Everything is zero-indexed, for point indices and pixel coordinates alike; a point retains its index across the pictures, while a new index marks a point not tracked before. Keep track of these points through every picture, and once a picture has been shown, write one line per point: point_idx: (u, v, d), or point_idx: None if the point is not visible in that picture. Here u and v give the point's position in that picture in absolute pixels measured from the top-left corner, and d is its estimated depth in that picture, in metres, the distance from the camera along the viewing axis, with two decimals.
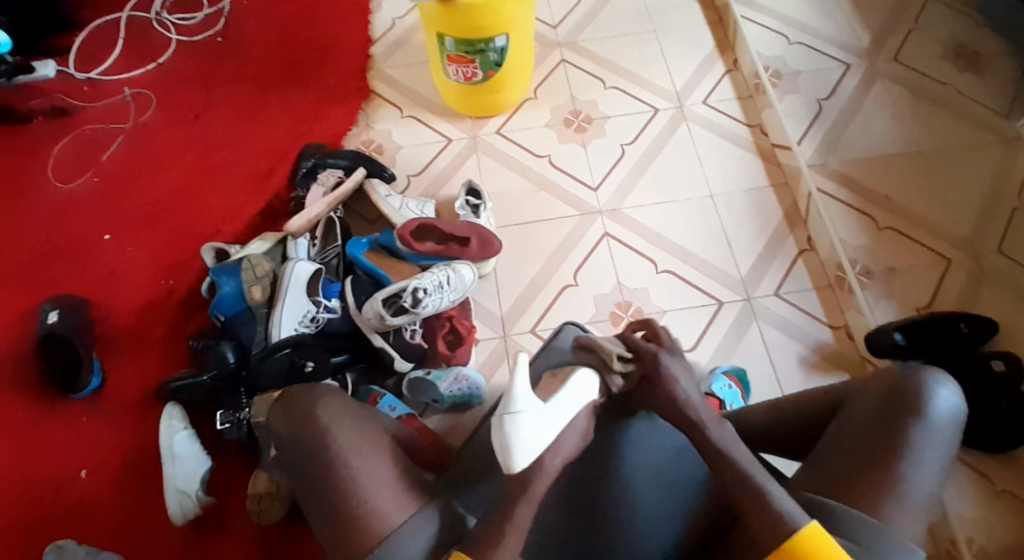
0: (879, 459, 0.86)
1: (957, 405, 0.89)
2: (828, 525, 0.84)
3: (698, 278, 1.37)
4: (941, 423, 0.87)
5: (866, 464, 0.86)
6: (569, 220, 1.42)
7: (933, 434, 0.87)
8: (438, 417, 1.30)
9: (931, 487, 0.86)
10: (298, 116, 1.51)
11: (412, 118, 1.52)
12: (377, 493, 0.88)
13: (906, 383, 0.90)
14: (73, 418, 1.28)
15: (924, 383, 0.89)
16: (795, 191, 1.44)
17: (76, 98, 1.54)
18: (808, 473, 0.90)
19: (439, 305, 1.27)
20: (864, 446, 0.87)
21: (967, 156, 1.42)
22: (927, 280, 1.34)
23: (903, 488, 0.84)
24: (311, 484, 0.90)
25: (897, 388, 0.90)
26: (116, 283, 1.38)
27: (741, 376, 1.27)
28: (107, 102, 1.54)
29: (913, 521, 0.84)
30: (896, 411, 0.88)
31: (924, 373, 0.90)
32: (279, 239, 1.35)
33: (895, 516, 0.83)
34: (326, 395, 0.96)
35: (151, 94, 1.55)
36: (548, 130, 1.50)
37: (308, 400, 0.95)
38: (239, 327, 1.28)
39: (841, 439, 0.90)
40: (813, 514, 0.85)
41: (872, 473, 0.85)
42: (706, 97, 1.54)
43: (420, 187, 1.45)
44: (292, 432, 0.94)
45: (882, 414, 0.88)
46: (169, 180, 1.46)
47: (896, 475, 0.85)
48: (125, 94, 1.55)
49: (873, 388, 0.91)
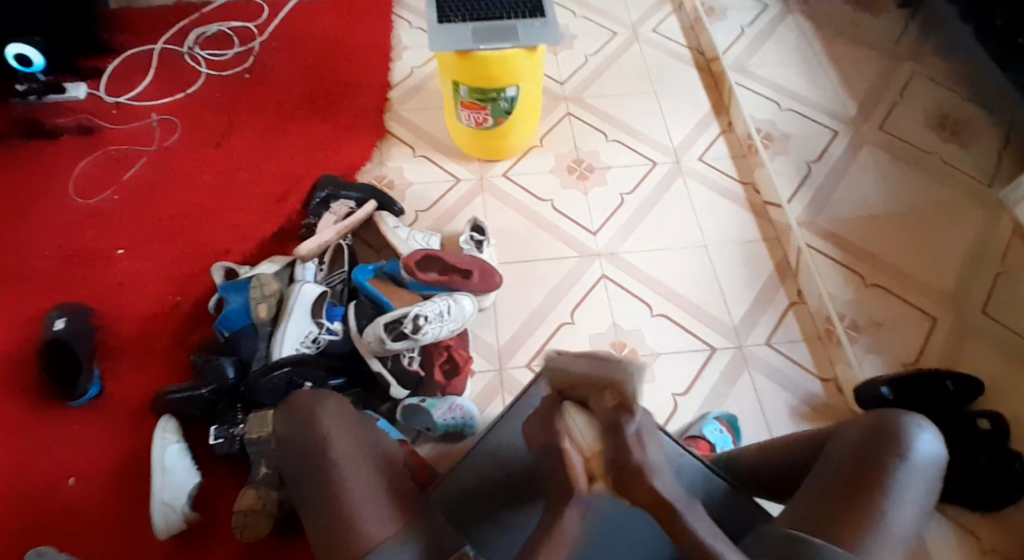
0: (863, 491, 0.91)
1: (936, 445, 0.95)
2: (806, 555, 0.87)
3: (691, 323, 1.41)
4: (923, 461, 0.93)
5: (849, 498, 0.91)
6: (569, 260, 1.47)
7: (913, 472, 0.92)
8: (430, 446, 1.33)
9: (914, 523, 0.90)
10: (314, 149, 1.58)
11: (423, 157, 1.59)
12: (365, 494, 0.92)
13: (888, 422, 0.96)
14: (68, 422, 1.31)
15: (906, 422, 0.96)
16: (786, 245, 1.49)
17: (104, 119, 1.62)
18: (793, 507, 0.94)
19: (438, 333, 1.31)
20: (846, 478, 0.93)
21: (950, 221, 1.49)
22: (914, 334, 1.39)
23: (887, 521, 0.89)
24: (307, 484, 0.94)
25: (881, 426, 0.96)
26: (124, 295, 1.42)
27: (731, 420, 1.30)
28: (133, 125, 1.61)
29: (894, 553, 0.88)
30: (881, 448, 0.94)
31: (905, 414, 0.96)
32: (288, 263, 1.41)
33: (874, 547, 0.88)
34: (330, 400, 1.01)
35: (176, 121, 1.62)
36: (552, 176, 1.57)
37: (311, 403, 1.00)
38: (243, 341, 1.33)
39: (829, 471, 0.95)
40: (793, 546, 0.88)
41: (859, 504, 0.90)
42: (702, 154, 1.62)
43: (427, 221, 1.50)
44: (295, 432, 0.98)
45: (867, 450, 0.94)
46: (186, 200, 1.52)
47: (881, 506, 0.90)
48: (152, 119, 1.62)
49: (859, 426, 0.97)
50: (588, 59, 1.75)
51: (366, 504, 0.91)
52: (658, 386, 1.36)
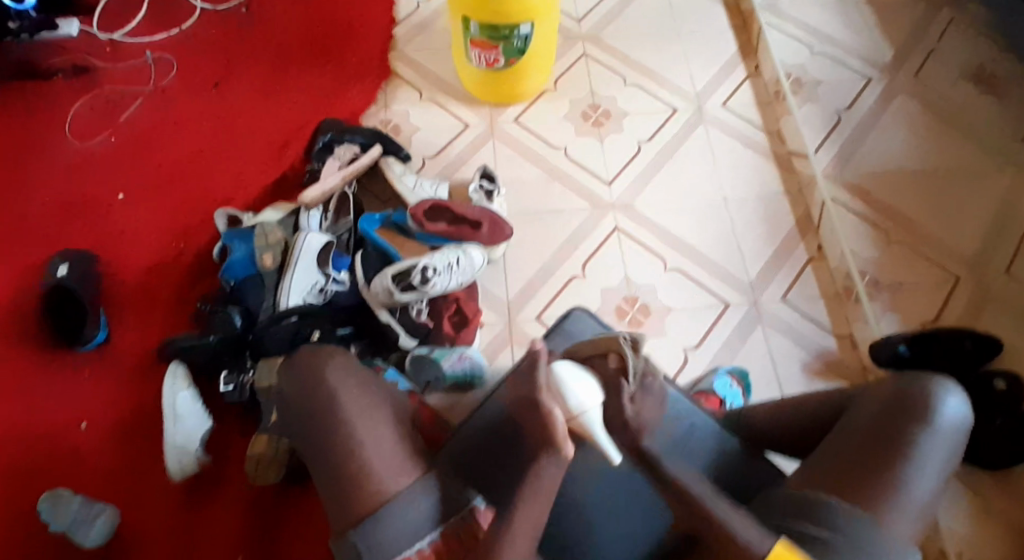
0: (881, 458, 0.89)
1: (964, 416, 0.92)
2: (820, 517, 0.86)
3: (704, 278, 1.38)
4: (948, 433, 0.90)
5: (866, 464, 0.89)
6: (582, 211, 1.42)
7: (937, 441, 0.89)
8: (439, 397, 1.27)
9: (930, 491, 0.88)
10: (318, 91, 1.52)
11: (431, 101, 1.53)
12: (376, 446, 0.90)
13: (915, 390, 0.93)
14: (75, 370, 1.31)
15: (933, 391, 0.93)
16: (808, 199, 1.45)
17: (99, 59, 1.56)
18: (806, 470, 0.92)
19: (447, 285, 1.29)
20: (864, 444, 0.91)
21: (981, 179, 1.43)
22: (934, 295, 1.35)
23: (905, 491, 0.87)
24: (310, 442, 0.93)
25: (907, 393, 0.93)
26: (128, 242, 1.39)
27: (742, 375, 1.28)
28: (128, 64, 1.55)
29: (909, 523, 0.86)
30: (904, 414, 0.91)
31: (934, 382, 0.93)
32: (292, 211, 1.38)
33: (891, 515, 0.86)
34: (334, 356, 0.99)
35: (172, 60, 1.56)
36: (566, 122, 1.50)
37: (314, 358, 0.97)
38: (248, 291, 1.32)
39: (847, 434, 0.93)
40: (805, 506, 0.88)
41: (875, 471, 0.88)
42: (725, 101, 1.54)
43: (434, 168, 1.46)
44: (299, 388, 0.95)
45: (889, 416, 0.92)
46: (187, 144, 1.47)
47: (900, 476, 0.87)
48: (147, 57, 1.56)
49: (883, 391, 0.95)
50: None
51: (378, 460, 0.89)
52: (669, 341, 1.33)
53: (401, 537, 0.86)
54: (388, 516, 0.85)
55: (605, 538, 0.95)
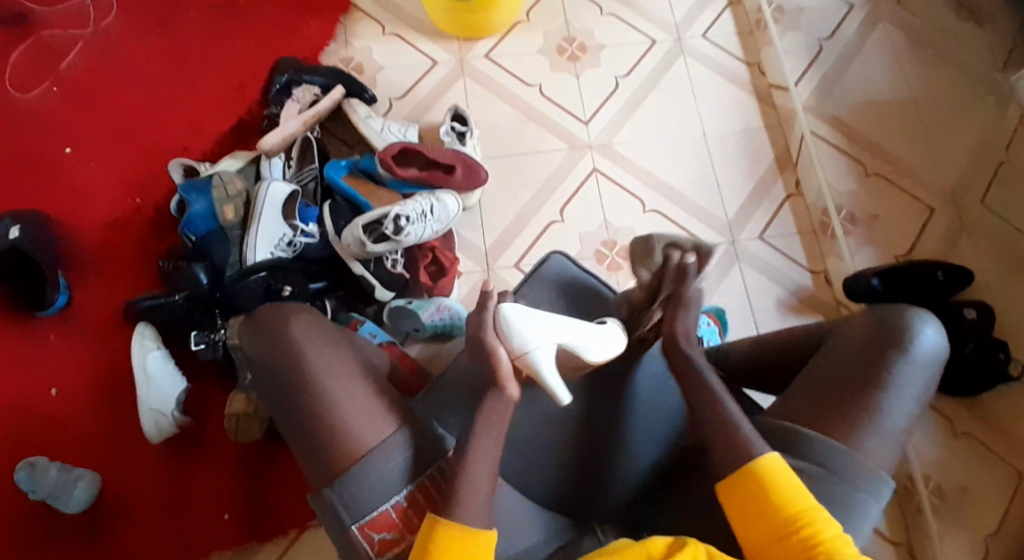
0: (858, 388, 0.88)
1: (941, 342, 0.91)
2: (799, 449, 0.86)
3: (684, 218, 1.36)
4: (924, 360, 0.89)
5: (844, 395, 0.88)
6: (558, 153, 1.38)
7: (914, 368, 0.89)
8: (419, 345, 1.31)
9: (907, 417, 0.88)
10: (273, 27, 1.42)
11: (395, 36, 1.43)
12: (352, 407, 0.85)
13: (894, 318, 0.91)
14: (41, 336, 1.27)
15: (911, 318, 0.91)
16: (788, 133, 1.41)
17: (34, 1, 1.42)
18: (784, 401, 0.92)
19: (422, 234, 1.25)
20: (841, 374, 0.90)
21: (961, 109, 1.41)
22: (909, 227, 1.36)
23: (880, 418, 0.86)
24: (284, 413, 0.88)
25: (885, 321, 0.91)
26: (82, 197, 1.32)
27: (719, 313, 1.29)
28: (67, 5, 1.42)
29: (885, 450, 0.86)
30: (882, 343, 0.90)
31: (912, 310, 0.92)
32: (252, 159, 1.32)
33: (868, 444, 0.86)
34: (297, 311, 0.92)
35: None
36: (539, 57, 1.43)
37: (276, 316, 0.91)
38: (213, 245, 1.25)
39: (825, 363, 0.92)
40: (785, 439, 0.87)
41: (851, 401, 0.87)
42: (705, 31, 1.48)
43: (403, 110, 1.39)
44: (265, 352, 0.89)
45: (867, 345, 0.90)
46: (136, 91, 1.38)
47: (875, 405, 0.87)
48: None
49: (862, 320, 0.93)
50: None
51: (353, 415, 0.85)
52: None
53: (376, 493, 0.82)
54: (362, 472, 0.82)
55: (591, 490, 0.92)
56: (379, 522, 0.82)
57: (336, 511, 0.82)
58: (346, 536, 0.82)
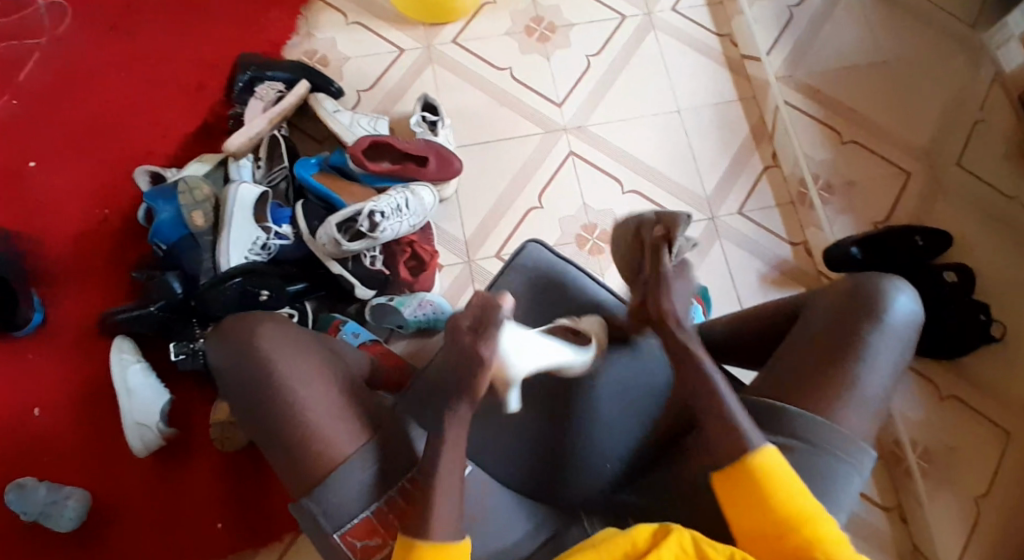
0: (836, 359, 0.87)
1: (914, 308, 0.90)
2: (779, 424, 0.86)
3: (662, 198, 1.34)
4: (899, 326, 0.89)
5: (823, 366, 0.87)
6: (533, 137, 1.35)
7: (889, 336, 0.88)
8: (404, 341, 1.30)
9: (884, 385, 0.88)
10: (231, 23, 1.37)
11: (359, 25, 1.39)
12: (324, 416, 0.84)
13: (868, 286, 0.91)
14: (16, 357, 1.24)
15: (884, 286, 0.90)
16: (762, 104, 1.40)
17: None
18: (761, 375, 0.92)
19: (398, 229, 1.23)
20: (817, 345, 0.89)
21: (934, 67, 1.41)
22: (887, 192, 1.36)
23: (857, 387, 0.86)
24: (259, 427, 0.86)
25: (858, 289, 0.91)
26: (46, 211, 1.28)
27: (703, 292, 1.26)
28: (17, 15, 1.36)
29: (864, 421, 0.86)
30: (857, 312, 0.89)
31: (885, 278, 0.91)
32: (220, 161, 1.28)
33: (847, 415, 0.86)
34: (263, 321, 0.90)
35: (65, 4, 1.37)
36: (509, 40, 1.40)
37: (242, 330, 0.88)
38: (183, 254, 1.22)
39: (801, 334, 0.91)
40: (765, 415, 0.87)
41: (830, 373, 0.87)
42: (675, 3, 1.45)
43: (371, 102, 1.35)
44: (232, 365, 0.87)
45: (843, 314, 0.90)
46: (94, 97, 1.33)
47: (853, 375, 0.86)
48: (37, 3, 1.37)
49: (836, 289, 0.92)
50: None
51: (328, 423, 0.84)
52: None
53: (355, 498, 0.82)
54: (341, 479, 0.82)
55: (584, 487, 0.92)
56: (360, 530, 0.82)
57: (317, 522, 0.82)
58: (329, 544, 0.82)
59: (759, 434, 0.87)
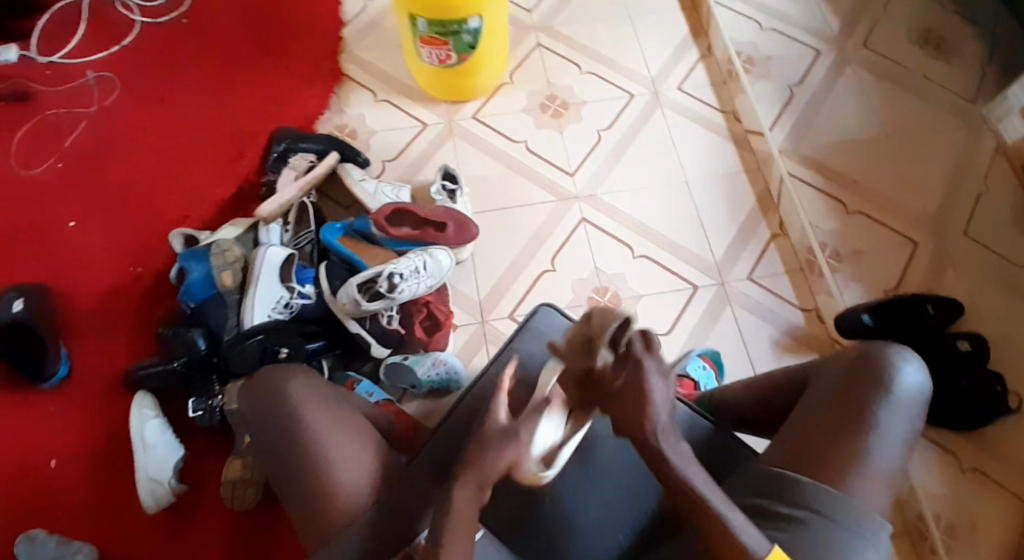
0: (847, 432, 0.87)
1: (922, 381, 0.91)
2: (793, 496, 0.85)
3: (672, 263, 1.39)
4: (907, 398, 0.89)
5: (834, 435, 0.87)
6: (546, 205, 1.42)
7: (898, 408, 0.89)
8: (416, 403, 1.31)
9: (897, 457, 0.87)
10: (269, 100, 1.48)
11: (386, 103, 1.50)
12: (348, 467, 0.88)
13: (873, 357, 0.92)
14: (42, 409, 1.27)
15: (891, 358, 0.91)
16: (768, 176, 1.46)
17: (39, 83, 1.50)
18: (774, 447, 0.91)
19: (416, 290, 1.27)
20: (828, 415, 0.89)
21: (934, 141, 1.46)
22: (895, 260, 1.38)
23: (870, 459, 0.86)
24: (280, 466, 0.90)
25: (864, 360, 0.92)
26: (83, 270, 1.35)
27: (715, 357, 1.29)
28: (69, 85, 1.50)
29: (877, 494, 0.85)
30: (865, 382, 0.90)
31: (890, 349, 0.92)
32: (251, 226, 1.34)
33: (859, 487, 0.85)
34: (297, 374, 0.95)
35: (113, 78, 1.51)
36: (524, 115, 1.49)
37: (275, 382, 0.93)
38: (210, 312, 1.28)
39: (812, 407, 0.91)
40: (779, 486, 0.86)
41: (842, 445, 0.87)
42: (680, 83, 1.54)
43: (396, 171, 1.44)
44: (261, 410, 0.93)
45: (849, 386, 0.90)
46: (138, 165, 1.43)
47: (864, 446, 0.86)
48: (88, 78, 1.50)
49: (841, 360, 0.93)
50: None
51: (350, 476, 0.87)
52: None
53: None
54: (357, 529, 0.85)
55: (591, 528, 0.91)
56: None
57: None
58: None
59: (773, 506, 0.85)
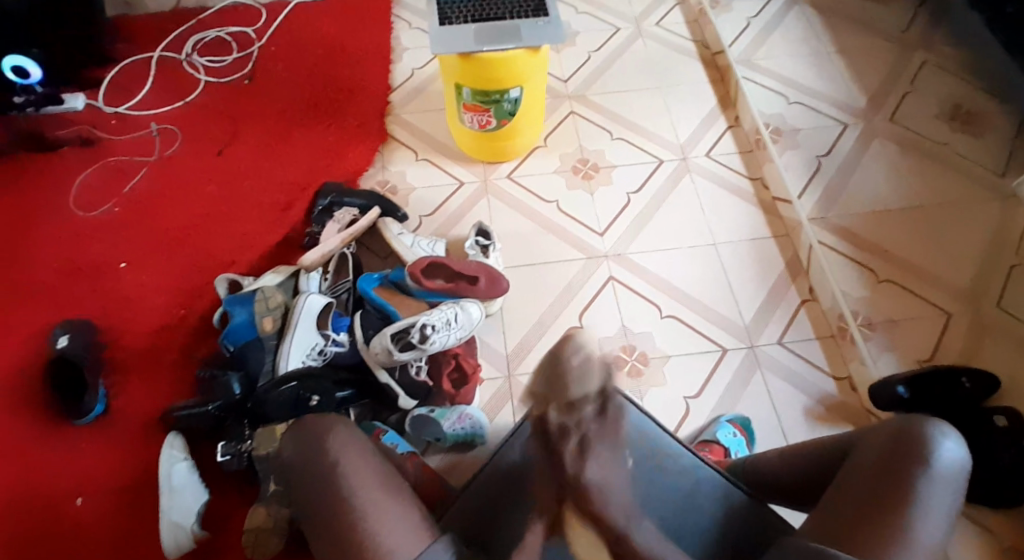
0: (886, 508, 0.82)
1: (962, 456, 0.85)
2: None
3: (701, 324, 1.39)
4: (947, 473, 0.83)
5: (872, 510, 0.82)
6: (577, 261, 1.45)
7: (938, 484, 0.83)
8: (440, 455, 1.30)
9: (941, 536, 0.81)
10: (315, 154, 1.56)
11: (426, 161, 1.57)
12: (389, 525, 0.85)
13: (913, 430, 0.86)
14: (72, 442, 1.28)
15: (928, 431, 0.86)
16: (796, 242, 1.47)
17: (103, 129, 1.61)
18: (812, 524, 0.86)
19: (446, 342, 1.28)
20: (869, 491, 0.84)
21: (964, 214, 1.47)
22: (929, 329, 1.36)
23: (911, 536, 0.80)
24: (316, 510, 0.88)
25: (904, 433, 0.86)
26: (129, 309, 1.40)
27: (745, 423, 1.27)
28: (134, 135, 1.60)
29: None
30: (906, 456, 0.84)
31: (928, 421, 0.87)
32: (292, 272, 1.38)
33: None
34: (341, 422, 0.94)
35: (176, 130, 1.60)
36: (556, 176, 1.55)
37: (320, 428, 0.93)
38: (250, 355, 1.29)
39: (851, 482, 0.86)
40: None
41: (886, 524, 0.81)
42: (709, 150, 1.60)
43: (431, 226, 1.49)
44: (307, 455, 0.91)
45: (889, 459, 0.85)
46: (188, 211, 1.50)
47: (905, 522, 0.81)
48: (152, 128, 1.61)
49: (881, 432, 0.88)
50: (590, 56, 1.73)
51: (390, 531, 0.84)
52: (670, 391, 1.33)
53: None
54: None
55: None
56: None
57: None
58: None
59: None
